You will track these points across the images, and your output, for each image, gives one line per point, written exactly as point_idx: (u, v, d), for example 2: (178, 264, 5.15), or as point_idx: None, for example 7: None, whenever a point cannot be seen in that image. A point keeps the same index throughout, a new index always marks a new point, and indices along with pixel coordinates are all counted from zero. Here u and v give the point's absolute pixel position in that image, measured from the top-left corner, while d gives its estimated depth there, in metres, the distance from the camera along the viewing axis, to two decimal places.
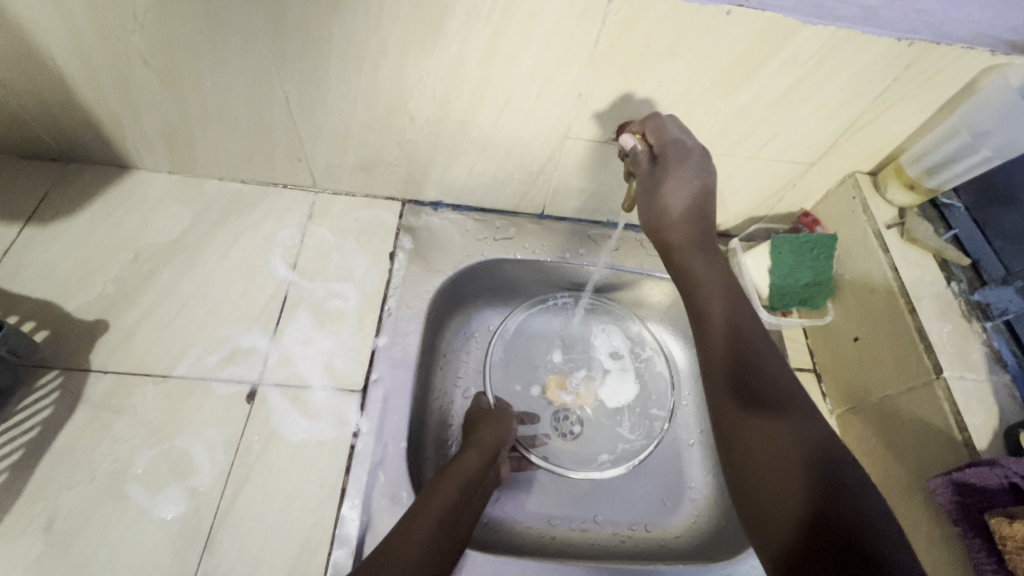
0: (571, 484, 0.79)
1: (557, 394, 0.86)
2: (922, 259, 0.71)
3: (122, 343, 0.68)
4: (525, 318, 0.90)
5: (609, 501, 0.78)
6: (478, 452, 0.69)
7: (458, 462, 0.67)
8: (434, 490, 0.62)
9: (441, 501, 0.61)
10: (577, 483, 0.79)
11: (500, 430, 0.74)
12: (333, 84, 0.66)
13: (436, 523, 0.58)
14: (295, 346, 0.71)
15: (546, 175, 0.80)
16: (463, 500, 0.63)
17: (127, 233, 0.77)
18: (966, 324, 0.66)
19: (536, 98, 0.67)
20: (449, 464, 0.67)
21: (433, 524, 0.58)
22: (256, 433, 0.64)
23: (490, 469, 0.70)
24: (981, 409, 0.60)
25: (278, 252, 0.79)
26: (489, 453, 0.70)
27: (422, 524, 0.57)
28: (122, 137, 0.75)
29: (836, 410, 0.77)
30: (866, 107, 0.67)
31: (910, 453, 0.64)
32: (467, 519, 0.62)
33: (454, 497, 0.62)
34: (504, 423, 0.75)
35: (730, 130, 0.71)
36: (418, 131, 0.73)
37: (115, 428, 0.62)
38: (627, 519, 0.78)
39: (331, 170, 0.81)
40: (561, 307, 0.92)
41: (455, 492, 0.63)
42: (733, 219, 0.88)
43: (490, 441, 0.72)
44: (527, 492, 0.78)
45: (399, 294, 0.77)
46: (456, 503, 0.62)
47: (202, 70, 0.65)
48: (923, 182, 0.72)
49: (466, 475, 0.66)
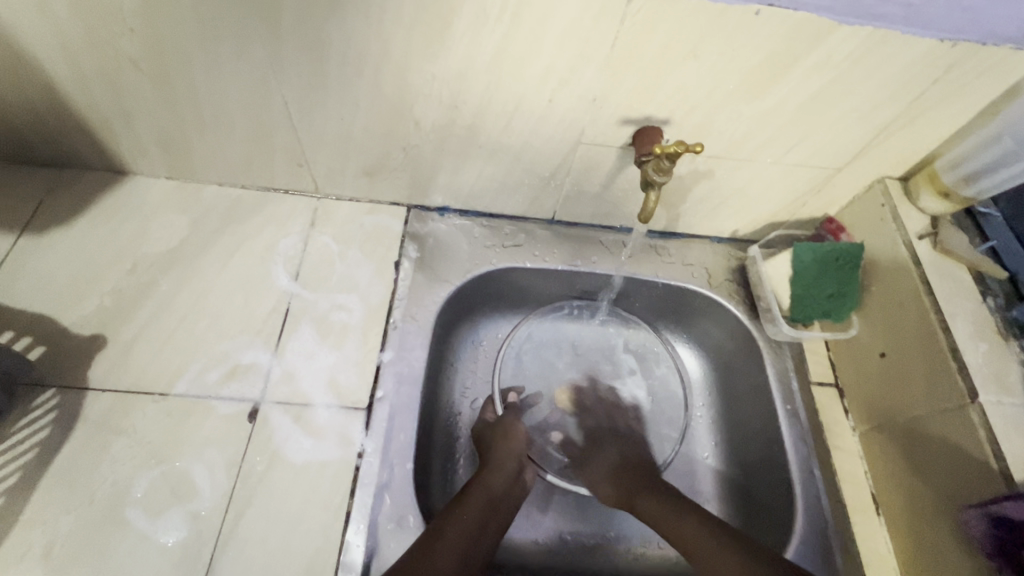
0: (579, 499, 0.77)
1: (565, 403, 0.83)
2: (957, 272, 0.67)
3: (120, 359, 0.66)
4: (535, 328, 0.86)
5: (623, 517, 0.76)
6: (499, 473, 0.68)
7: (481, 480, 0.67)
8: (458, 513, 0.61)
9: (465, 527, 0.60)
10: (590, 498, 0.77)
11: (516, 445, 0.71)
12: (335, 90, 0.63)
13: (460, 553, 0.58)
14: (297, 361, 0.69)
15: (557, 181, 0.76)
16: (489, 524, 0.63)
17: (124, 243, 0.74)
18: (1003, 343, 0.63)
19: (548, 102, 0.64)
20: (470, 484, 0.66)
21: (458, 551, 0.58)
22: (257, 454, 0.62)
23: (518, 484, 0.69)
24: (1019, 436, 0.57)
25: (280, 261, 0.76)
26: (512, 472, 0.69)
27: (449, 552, 0.57)
28: (118, 144, 0.73)
29: (859, 428, 0.74)
30: (900, 110, 0.63)
31: (942, 479, 0.61)
32: (492, 541, 0.62)
33: (477, 521, 0.62)
34: (516, 436, 0.73)
35: (753, 135, 0.67)
36: (424, 137, 0.70)
37: (114, 449, 0.60)
38: (642, 536, 0.76)
39: (333, 176, 0.78)
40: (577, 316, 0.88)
41: (479, 510, 0.63)
42: (752, 225, 0.84)
43: (512, 456, 0.70)
44: (537, 507, 0.76)
45: (405, 306, 0.75)
46: (481, 529, 0.62)
47: (199, 77, 0.62)
48: (959, 190, 0.68)
49: (489, 498, 0.65)
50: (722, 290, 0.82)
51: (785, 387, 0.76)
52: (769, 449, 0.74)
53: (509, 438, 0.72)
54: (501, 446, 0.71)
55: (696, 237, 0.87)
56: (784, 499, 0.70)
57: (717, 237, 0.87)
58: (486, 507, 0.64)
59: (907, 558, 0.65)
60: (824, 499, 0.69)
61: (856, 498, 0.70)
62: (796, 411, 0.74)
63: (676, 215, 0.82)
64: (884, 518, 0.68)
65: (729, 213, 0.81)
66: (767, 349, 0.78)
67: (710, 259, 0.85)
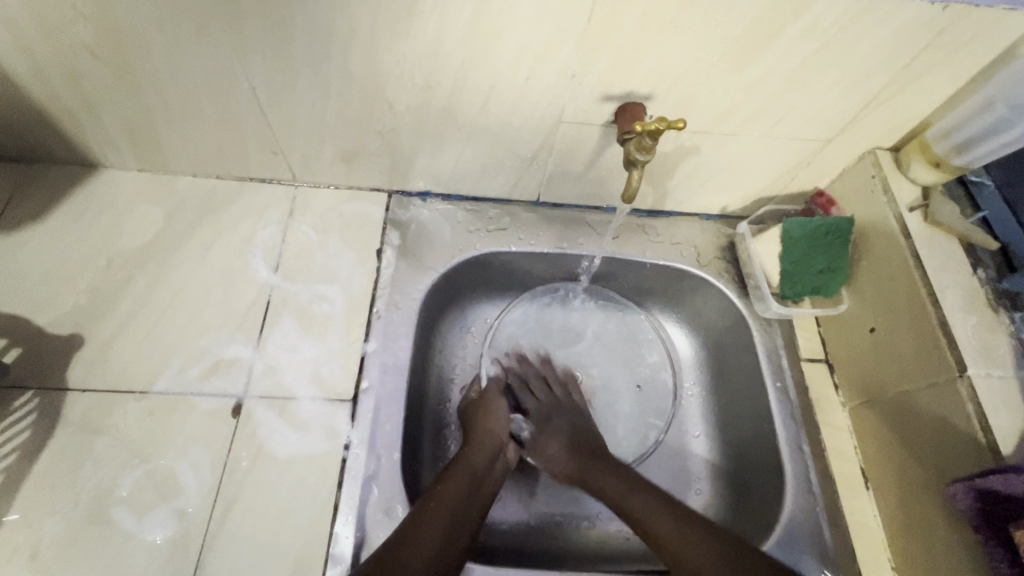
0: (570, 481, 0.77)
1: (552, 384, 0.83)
2: (947, 244, 0.66)
3: (99, 358, 0.65)
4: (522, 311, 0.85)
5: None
6: (481, 451, 0.68)
7: (465, 459, 0.67)
8: (442, 491, 0.62)
9: (447, 503, 0.61)
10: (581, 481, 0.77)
11: (495, 423, 0.72)
12: (304, 74, 0.61)
13: (444, 532, 0.58)
14: (280, 354, 0.68)
15: (540, 161, 0.74)
16: (473, 502, 0.63)
17: (98, 239, 0.72)
18: (993, 315, 0.62)
19: (526, 80, 0.61)
20: (453, 462, 0.66)
21: (444, 528, 0.59)
22: (242, 449, 0.61)
23: (498, 460, 0.69)
24: (1007, 409, 0.56)
25: (258, 252, 0.74)
26: (491, 450, 0.69)
27: (433, 531, 0.58)
28: (86, 137, 0.71)
29: (849, 403, 0.74)
30: (889, 78, 0.61)
31: (930, 453, 0.61)
32: (478, 516, 0.63)
33: (461, 498, 0.62)
34: (498, 415, 0.73)
35: (739, 109, 0.65)
36: (400, 119, 0.67)
37: (97, 450, 0.60)
38: None
39: (310, 163, 0.75)
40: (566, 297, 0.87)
41: (464, 485, 0.64)
42: (742, 201, 0.82)
43: (495, 435, 0.71)
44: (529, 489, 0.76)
45: (388, 294, 0.73)
46: (466, 504, 0.62)
47: (160, 64, 0.59)
48: (950, 160, 0.66)
49: (472, 474, 0.65)
50: (711, 269, 0.81)
51: (775, 365, 0.75)
52: (759, 427, 0.74)
53: (489, 417, 0.73)
54: (483, 424, 0.72)
55: (684, 215, 0.85)
56: (773, 476, 0.70)
57: (706, 214, 0.85)
58: (470, 484, 0.64)
59: (895, 531, 0.65)
60: (814, 475, 0.69)
61: (845, 473, 0.70)
62: (787, 389, 0.74)
63: (663, 192, 0.80)
64: (873, 493, 0.69)
65: (716, 189, 0.80)
66: (756, 327, 0.78)
67: (698, 237, 0.84)
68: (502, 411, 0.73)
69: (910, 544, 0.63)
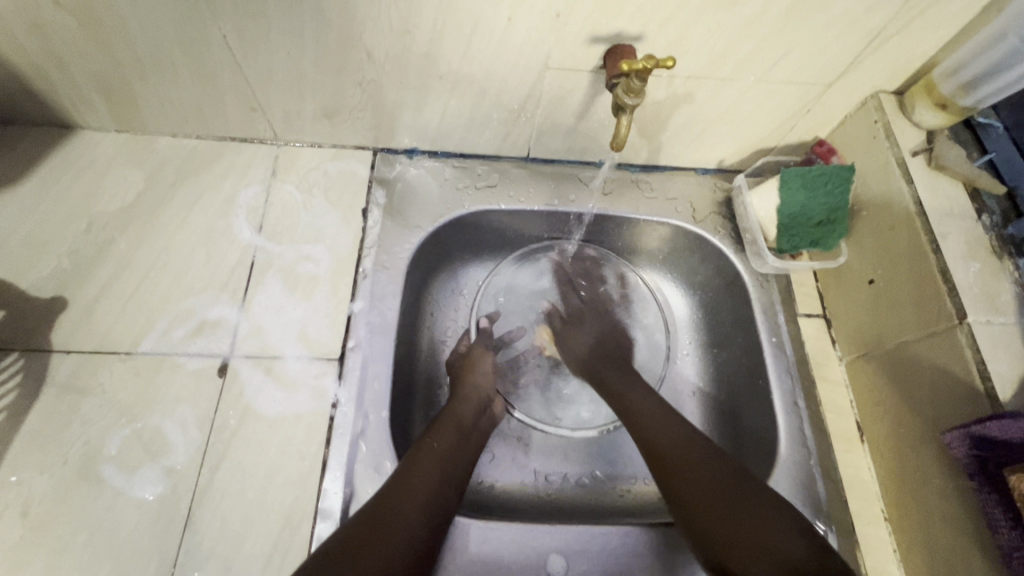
0: (563, 439, 0.77)
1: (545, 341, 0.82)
2: (951, 190, 0.63)
3: (82, 321, 0.64)
4: (514, 270, 0.84)
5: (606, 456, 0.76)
6: (468, 404, 0.68)
7: (452, 411, 0.67)
8: (429, 442, 0.62)
9: (435, 455, 0.61)
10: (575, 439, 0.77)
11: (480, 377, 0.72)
12: (275, 18, 0.58)
13: (433, 480, 0.58)
14: (265, 315, 0.67)
15: (528, 113, 0.72)
16: (461, 453, 0.63)
17: (78, 201, 0.71)
18: (997, 262, 0.59)
19: (508, 21, 0.58)
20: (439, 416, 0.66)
21: (432, 477, 0.58)
22: (229, 409, 0.61)
23: (484, 414, 0.70)
24: (1008, 355, 0.54)
25: (242, 213, 0.73)
26: (478, 402, 0.69)
27: (422, 480, 0.58)
28: (59, 95, 0.69)
29: (846, 357, 0.72)
30: (893, 13, 0.57)
31: (926, 403, 0.60)
32: (465, 467, 0.63)
33: (450, 449, 0.62)
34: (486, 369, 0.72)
35: (735, 50, 0.61)
36: (380, 69, 0.64)
37: (85, 410, 0.60)
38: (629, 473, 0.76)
39: (290, 119, 0.73)
40: (559, 256, 0.85)
41: (453, 437, 0.63)
42: (738, 153, 0.79)
43: (480, 390, 0.71)
44: (522, 447, 0.76)
45: (374, 254, 0.72)
46: (453, 455, 0.62)
47: (124, 11, 0.57)
48: (957, 100, 0.63)
49: (459, 426, 0.65)
50: (707, 225, 0.79)
51: (771, 320, 0.74)
52: (754, 384, 0.73)
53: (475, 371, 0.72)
54: (470, 377, 0.71)
55: (679, 170, 0.83)
56: (766, 431, 0.70)
57: (702, 168, 0.83)
58: (457, 436, 0.64)
59: (888, 481, 0.65)
60: (807, 429, 0.68)
61: (840, 427, 0.69)
62: (782, 343, 0.73)
63: (657, 145, 0.78)
64: (868, 446, 0.68)
65: (713, 141, 0.77)
66: (752, 282, 0.76)
67: (694, 192, 0.81)
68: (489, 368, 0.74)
69: (904, 495, 0.62)
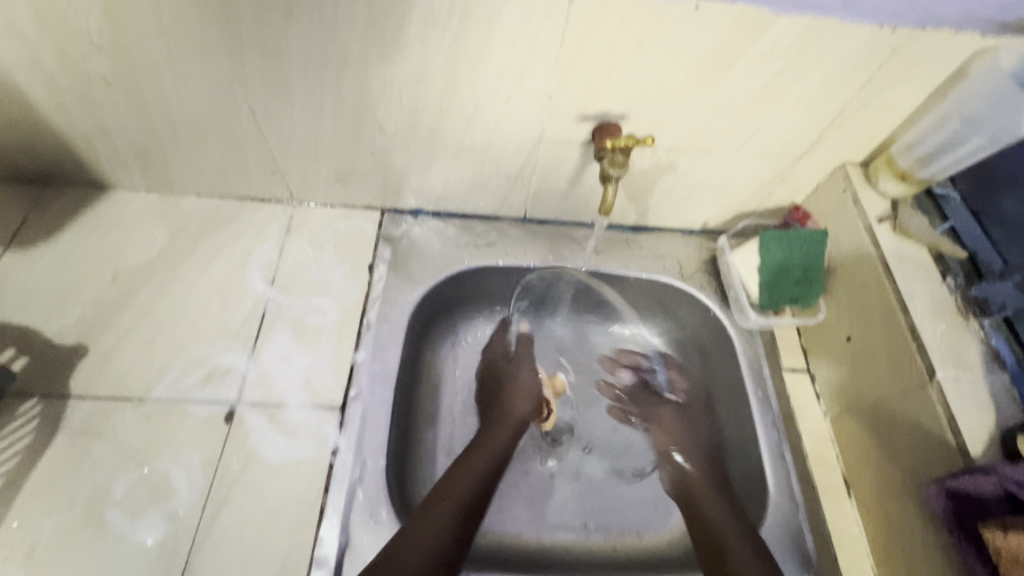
0: (562, 488, 0.78)
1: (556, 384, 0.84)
2: (917, 255, 0.68)
3: (101, 367, 0.68)
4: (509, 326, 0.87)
5: (601, 508, 0.77)
6: (506, 427, 0.74)
7: (484, 439, 0.71)
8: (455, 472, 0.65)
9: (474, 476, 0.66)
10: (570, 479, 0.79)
11: (523, 402, 0.77)
12: (299, 97, 0.65)
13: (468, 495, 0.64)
14: (272, 364, 0.70)
15: (524, 179, 0.78)
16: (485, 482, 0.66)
17: (105, 255, 0.76)
18: (962, 321, 0.63)
19: (505, 102, 0.65)
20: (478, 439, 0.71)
21: (461, 505, 0.62)
22: (233, 455, 0.64)
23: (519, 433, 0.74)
24: (977, 412, 0.57)
25: (256, 266, 0.78)
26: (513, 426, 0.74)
27: (450, 508, 0.61)
28: (99, 160, 0.76)
29: (831, 412, 0.75)
30: (850, 97, 0.64)
31: (906, 457, 0.62)
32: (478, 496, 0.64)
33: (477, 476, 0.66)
34: (522, 391, 0.79)
35: (710, 126, 0.68)
36: (391, 140, 0.71)
37: (96, 453, 0.62)
38: (621, 527, 0.76)
39: (307, 183, 0.80)
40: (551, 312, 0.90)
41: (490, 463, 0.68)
42: (721, 216, 0.85)
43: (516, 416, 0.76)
44: (522, 495, 0.77)
45: (378, 307, 0.76)
46: (475, 480, 0.66)
47: (167, 90, 0.64)
48: (915, 172, 0.69)
49: (491, 455, 0.69)
50: (694, 281, 0.84)
51: (757, 374, 0.77)
52: (743, 437, 0.75)
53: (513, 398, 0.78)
54: (511, 403, 0.77)
55: (667, 230, 0.88)
56: (757, 485, 0.71)
57: (688, 229, 0.88)
58: (490, 466, 0.68)
59: (877, 537, 0.65)
60: (796, 484, 0.69)
61: (828, 482, 0.70)
62: (768, 397, 0.75)
63: (645, 208, 0.84)
64: (855, 500, 0.69)
65: (697, 204, 0.83)
66: (738, 336, 0.80)
67: (680, 251, 0.86)
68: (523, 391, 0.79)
69: (892, 552, 0.63)
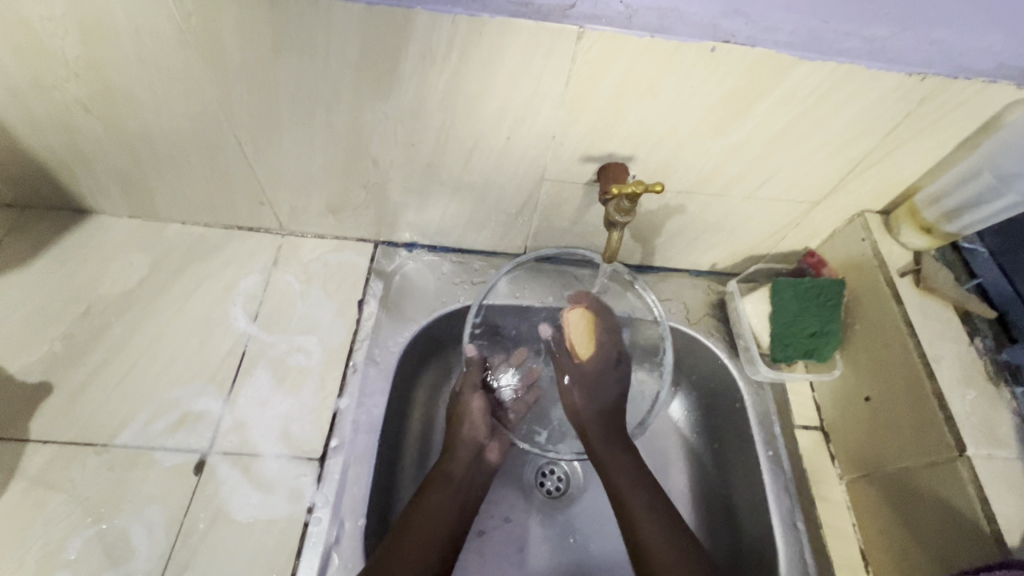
0: (555, 527, 0.74)
1: (531, 368, 0.76)
2: (942, 314, 0.64)
3: (65, 409, 0.64)
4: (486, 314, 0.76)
5: (598, 543, 0.73)
6: (468, 431, 0.70)
7: (441, 467, 0.67)
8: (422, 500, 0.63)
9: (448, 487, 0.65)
10: (553, 523, 0.74)
11: (471, 417, 0.70)
12: (288, 130, 0.62)
13: (446, 502, 0.64)
14: (249, 409, 0.66)
15: (525, 218, 0.74)
16: (455, 514, 0.64)
17: (79, 286, 0.72)
18: (993, 390, 0.59)
19: (507, 140, 0.62)
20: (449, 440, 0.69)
21: (448, 509, 0.63)
22: (201, 511, 0.59)
23: (478, 463, 0.69)
24: (1010, 495, 0.53)
25: (239, 301, 0.74)
26: (469, 456, 0.68)
27: (434, 515, 0.62)
28: (78, 185, 0.72)
29: (845, 475, 0.70)
30: (872, 145, 0.60)
31: (933, 536, 0.57)
32: (455, 529, 0.63)
33: (440, 508, 0.63)
34: (473, 409, 0.71)
35: (723, 170, 0.64)
36: (386, 175, 0.68)
37: (51, 506, 0.58)
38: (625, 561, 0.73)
39: (297, 214, 0.76)
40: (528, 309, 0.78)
41: (468, 461, 0.68)
42: (731, 259, 0.81)
43: (469, 442, 0.69)
44: (513, 542, 0.72)
45: (367, 347, 0.72)
46: (444, 513, 0.63)
47: (149, 118, 0.61)
48: (941, 226, 0.65)
49: (450, 485, 0.65)
50: (701, 327, 0.79)
51: (767, 433, 0.71)
52: (752, 499, 0.70)
53: (462, 422, 0.70)
54: (457, 431, 0.70)
55: (674, 271, 0.84)
56: (765, 555, 0.66)
57: (696, 271, 0.84)
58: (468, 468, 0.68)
59: None
60: (808, 556, 0.64)
61: (842, 554, 0.66)
62: (779, 458, 0.70)
63: (651, 249, 0.80)
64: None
65: (706, 247, 0.78)
66: (747, 389, 0.74)
67: (687, 295, 0.82)
68: (477, 414, 0.71)
69: None
